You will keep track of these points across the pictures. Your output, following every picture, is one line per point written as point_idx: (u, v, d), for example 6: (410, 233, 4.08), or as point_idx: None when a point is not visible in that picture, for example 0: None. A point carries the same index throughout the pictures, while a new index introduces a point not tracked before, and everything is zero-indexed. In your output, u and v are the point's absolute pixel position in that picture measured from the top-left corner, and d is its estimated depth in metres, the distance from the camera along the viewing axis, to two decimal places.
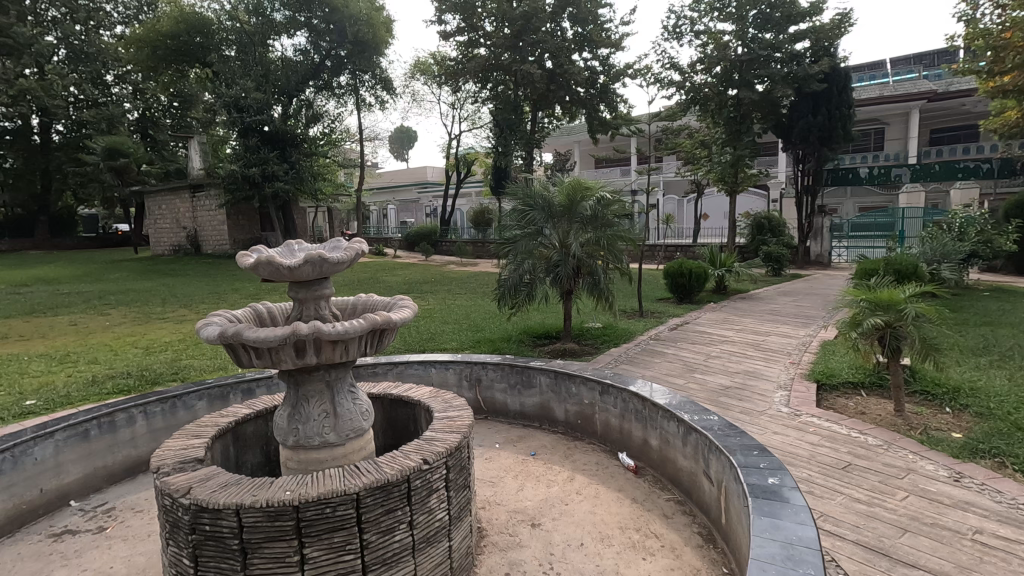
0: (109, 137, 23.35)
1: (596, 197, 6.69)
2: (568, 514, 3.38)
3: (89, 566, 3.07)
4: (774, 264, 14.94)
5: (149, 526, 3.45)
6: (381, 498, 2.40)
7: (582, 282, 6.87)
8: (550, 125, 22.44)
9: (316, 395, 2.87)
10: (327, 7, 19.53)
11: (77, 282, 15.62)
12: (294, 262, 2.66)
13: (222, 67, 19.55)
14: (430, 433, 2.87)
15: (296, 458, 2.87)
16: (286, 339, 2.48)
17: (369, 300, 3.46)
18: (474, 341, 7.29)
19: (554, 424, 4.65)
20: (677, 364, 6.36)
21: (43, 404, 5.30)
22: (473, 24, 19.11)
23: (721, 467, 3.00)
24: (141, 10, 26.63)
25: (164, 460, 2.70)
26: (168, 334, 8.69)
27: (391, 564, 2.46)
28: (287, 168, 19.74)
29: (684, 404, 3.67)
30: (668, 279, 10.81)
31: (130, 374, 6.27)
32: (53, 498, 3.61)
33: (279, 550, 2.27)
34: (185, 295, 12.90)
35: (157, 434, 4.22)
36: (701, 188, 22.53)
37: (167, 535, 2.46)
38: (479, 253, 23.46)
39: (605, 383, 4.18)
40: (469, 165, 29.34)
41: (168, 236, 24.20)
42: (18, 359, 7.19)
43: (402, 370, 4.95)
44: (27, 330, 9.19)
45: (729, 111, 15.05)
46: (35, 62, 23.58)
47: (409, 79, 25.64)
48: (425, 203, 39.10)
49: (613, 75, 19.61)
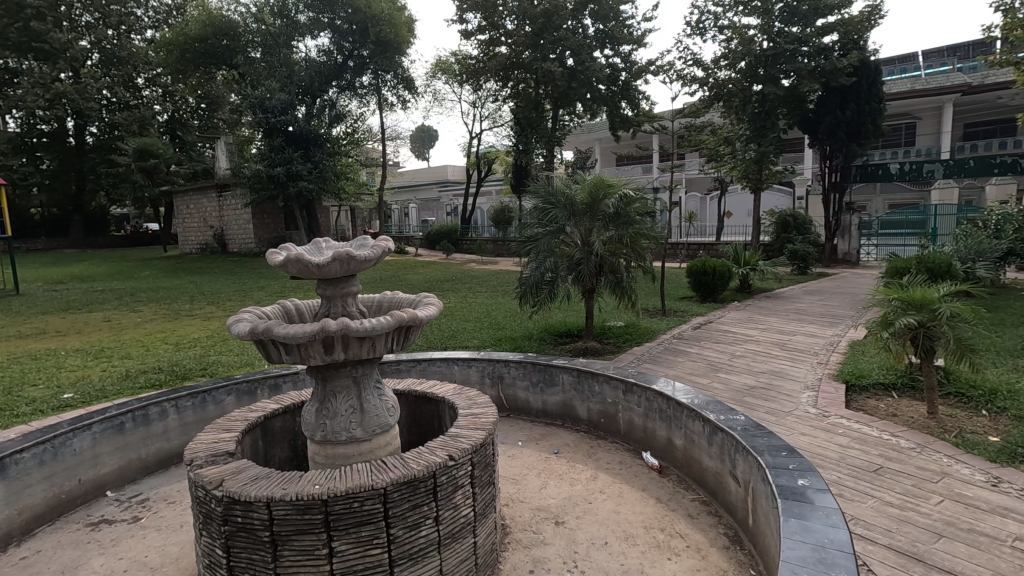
0: (140, 139, 23.96)
1: (618, 195, 6.66)
2: (591, 513, 3.36)
3: (125, 554, 3.16)
4: (800, 262, 14.66)
5: (183, 517, 3.54)
6: (408, 493, 2.42)
7: (604, 280, 6.83)
8: (571, 123, 22.38)
9: (344, 391, 2.91)
10: (350, 7, 19.74)
11: (109, 280, 16.07)
12: (323, 259, 2.70)
13: (248, 69, 19.91)
14: (455, 430, 2.89)
15: (323, 452, 2.92)
16: (315, 335, 2.52)
17: (393, 298, 3.50)
18: (495, 339, 7.31)
19: (577, 423, 4.64)
20: (701, 363, 6.29)
21: (80, 397, 5.47)
22: (495, 23, 19.13)
23: (748, 467, 2.96)
24: (171, 14, 27.45)
25: (196, 453, 2.76)
26: (197, 331, 8.91)
27: (416, 559, 2.48)
28: (311, 167, 20.05)
29: (710, 403, 3.63)
30: (691, 277, 10.67)
31: (161, 369, 6.45)
32: (89, 488, 3.72)
33: (309, 543, 2.30)
34: (213, 292, 13.20)
35: (188, 427, 4.33)
36: (724, 185, 22.21)
37: (201, 526, 2.52)
38: (500, 251, 23.49)
39: (628, 382, 4.16)
40: (489, 163, 29.40)
41: (196, 235, 24.75)
42: (56, 354, 7.45)
43: (426, 367, 5.01)
44: (64, 326, 9.51)
45: (753, 107, 14.74)
46: (70, 67, 24.34)
47: (430, 79, 25.77)
48: (446, 202, 39.35)
49: (635, 72, 19.45)
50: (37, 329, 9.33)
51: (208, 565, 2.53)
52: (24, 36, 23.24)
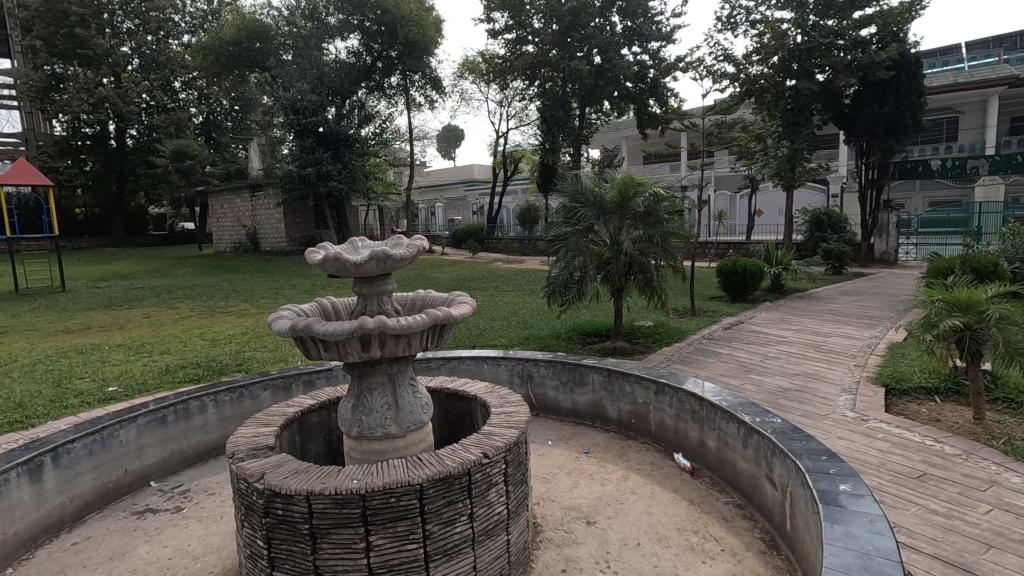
0: (177, 141, 24.67)
1: (648, 193, 6.58)
2: (623, 514, 3.34)
3: (169, 543, 3.27)
4: (835, 262, 14.28)
5: (222, 508, 3.65)
6: (443, 490, 2.45)
7: (633, 279, 6.79)
8: (598, 121, 22.17)
9: (379, 388, 2.96)
10: (379, 8, 19.93)
11: (148, 278, 16.58)
12: (360, 258, 2.74)
13: (280, 71, 20.28)
14: (488, 427, 2.91)
15: (358, 448, 2.97)
16: (354, 333, 2.56)
17: (427, 296, 3.54)
18: (523, 337, 7.32)
19: (607, 423, 4.62)
20: (733, 364, 6.19)
21: (124, 390, 5.68)
22: (521, 22, 19.16)
23: (786, 471, 2.90)
24: (207, 19, 28.30)
25: (238, 446, 2.84)
26: (232, 327, 9.14)
27: (451, 555, 2.51)
28: (341, 167, 20.43)
29: (745, 405, 3.57)
30: (721, 276, 10.48)
31: (199, 364, 6.64)
32: (135, 478, 3.86)
33: (347, 536, 2.35)
34: (247, 289, 13.54)
35: (226, 421, 4.45)
36: (755, 183, 21.79)
37: (243, 517, 2.58)
38: (526, 250, 23.53)
39: (660, 383, 4.11)
40: (516, 162, 29.41)
41: (229, 234, 25.36)
42: (100, 348, 7.73)
43: (455, 365, 5.05)
44: (107, 322, 9.88)
45: (786, 102, 14.42)
46: (112, 72, 25.29)
47: (458, 79, 25.91)
48: (472, 201, 39.62)
49: (665, 69, 19.21)
50: (83, 324, 9.71)
51: (249, 554, 2.60)
52: (69, 43, 24.24)
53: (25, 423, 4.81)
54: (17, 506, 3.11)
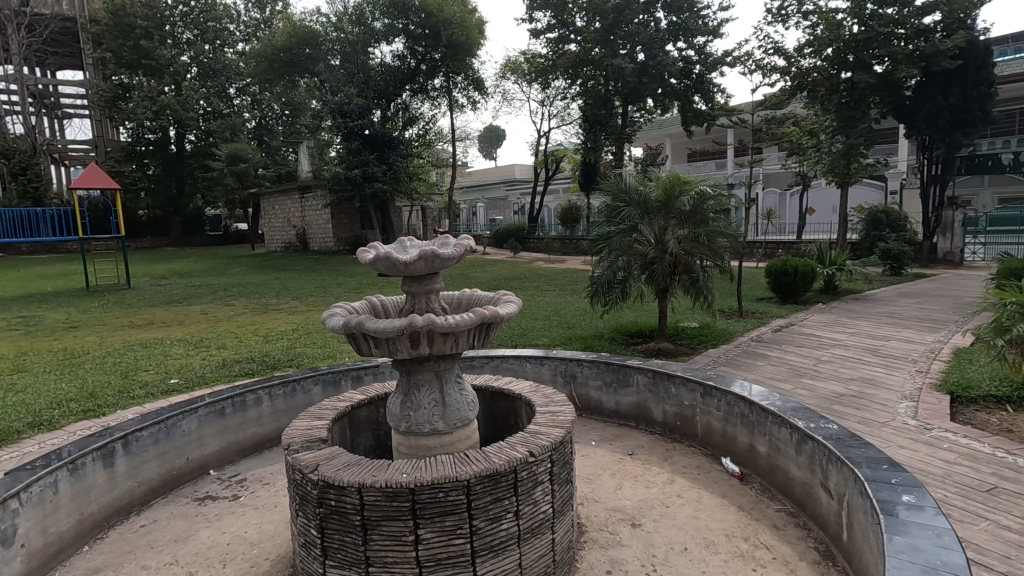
0: (232, 145, 25.80)
1: (695, 192, 6.44)
2: (669, 517, 3.30)
3: (228, 528, 3.44)
4: (893, 262, 13.62)
5: (276, 497, 3.80)
6: (489, 486, 2.47)
7: (678, 280, 6.67)
8: (641, 119, 21.91)
9: (427, 384, 3.01)
10: (423, 11, 20.20)
11: (203, 276, 17.34)
12: (409, 258, 2.80)
13: (327, 75, 20.90)
14: (534, 426, 2.91)
15: (407, 443, 3.04)
16: (403, 330, 2.62)
17: (473, 295, 3.58)
18: (565, 337, 7.31)
19: (651, 425, 4.56)
20: (783, 368, 5.98)
21: (184, 382, 5.99)
22: (564, 21, 19.12)
23: (843, 479, 2.79)
24: (259, 28, 29.60)
25: (292, 439, 2.95)
26: (283, 324, 9.50)
27: (497, 551, 2.54)
28: (386, 169, 20.92)
29: (798, 409, 3.45)
30: (771, 277, 10.17)
31: (253, 359, 6.93)
32: (196, 466, 4.07)
33: (396, 529, 2.41)
34: (296, 287, 14.05)
35: (281, 414, 4.64)
36: (807, 180, 21.02)
37: (298, 507, 2.68)
38: (568, 250, 23.45)
39: (706, 385, 4.03)
40: (557, 161, 29.34)
41: (280, 234, 26.29)
42: (162, 343, 8.16)
43: (499, 364, 5.09)
44: (169, 317, 10.46)
45: (840, 96, 13.86)
46: (173, 81, 26.67)
47: (500, 79, 26.05)
48: (513, 201, 39.90)
49: (711, 65, 18.79)
50: (147, 320, 10.28)
51: (303, 543, 2.69)
52: (134, 54, 25.75)
53: (97, 412, 5.14)
54: (92, 489, 3.33)
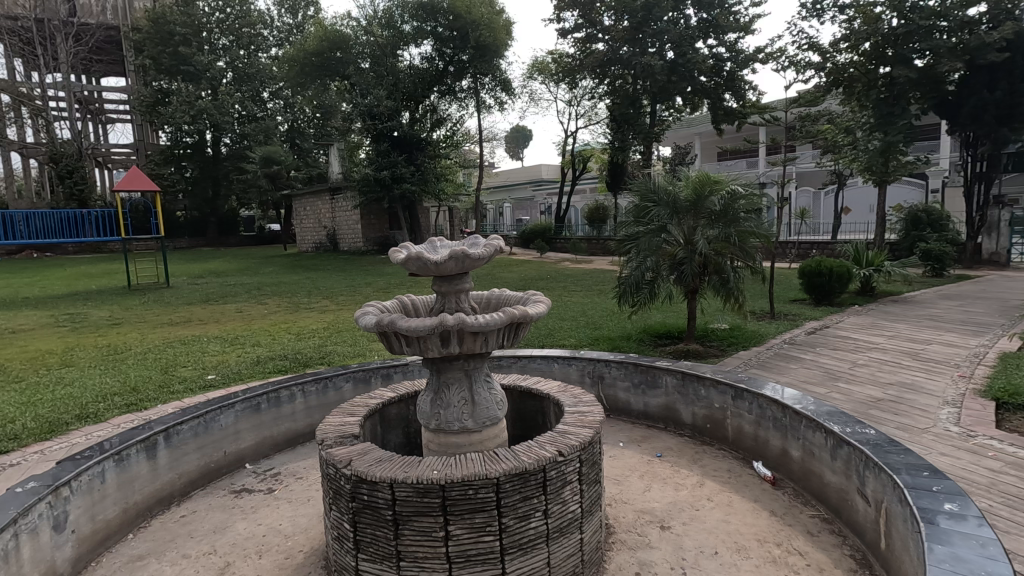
0: (266, 148, 26.49)
1: (725, 192, 6.34)
2: (699, 520, 3.26)
3: (263, 521, 3.54)
4: (934, 264, 13.14)
5: (309, 491, 3.89)
6: (518, 485, 2.49)
7: (708, 280, 6.57)
8: (670, 117, 21.68)
9: (456, 382, 3.05)
10: (451, 13, 20.33)
11: (238, 275, 17.83)
12: (440, 258, 2.84)
13: (357, 78, 21.24)
14: (562, 426, 2.92)
15: (436, 441, 3.08)
16: (434, 329, 2.66)
17: (502, 295, 3.60)
18: (593, 338, 7.29)
19: (680, 427, 4.50)
20: (817, 371, 5.85)
21: (221, 378, 6.19)
22: (592, 20, 19.00)
23: (881, 486, 2.72)
24: (291, 32, 30.27)
25: (327, 434, 3.03)
26: (314, 322, 9.71)
27: (526, 549, 2.55)
28: (413, 170, 21.21)
29: (833, 413, 3.37)
30: (804, 278, 9.93)
31: (286, 357, 7.10)
32: (232, 460, 4.20)
33: (427, 524, 2.44)
34: (327, 287, 14.32)
35: (314, 409, 4.75)
36: (842, 179, 20.47)
37: (331, 501, 2.74)
38: (595, 250, 23.33)
39: (738, 388, 3.96)
40: (584, 161, 29.20)
41: (311, 234, 26.85)
42: (199, 340, 8.44)
43: (526, 364, 5.10)
44: (206, 315, 10.78)
45: (879, 92, 13.37)
46: (210, 86, 27.51)
47: (527, 80, 26.09)
48: (540, 201, 39.88)
49: (742, 62, 18.44)
50: (185, 317, 10.63)
51: (336, 536, 2.75)
52: (173, 60, 26.65)
53: (138, 406, 5.34)
54: (136, 479, 3.47)
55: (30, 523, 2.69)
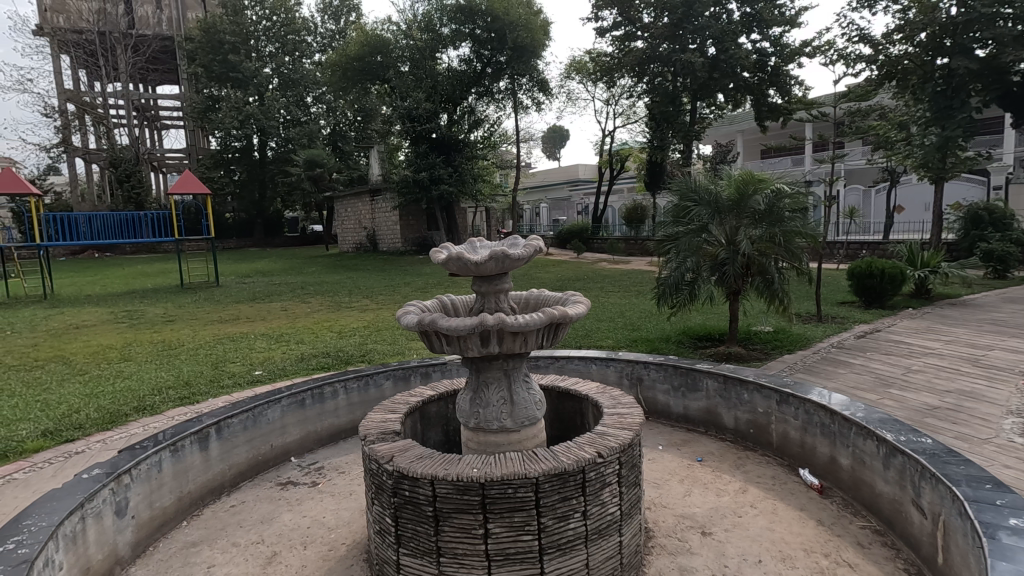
0: (310, 151, 27.31)
1: (770, 190, 6.16)
2: (742, 527, 3.18)
3: (308, 513, 3.65)
4: (996, 265, 12.42)
5: (351, 486, 3.98)
6: (558, 485, 2.49)
7: (751, 281, 6.40)
8: (711, 115, 21.20)
9: (495, 382, 3.07)
10: (489, 15, 20.44)
11: (283, 275, 18.40)
12: (480, 258, 2.87)
13: (397, 82, 21.62)
14: (601, 428, 2.90)
15: (475, 439, 3.10)
16: (475, 328, 2.69)
17: (541, 295, 3.61)
18: (631, 339, 7.21)
19: (722, 431, 4.40)
20: (868, 376, 5.62)
21: (268, 374, 6.41)
22: (631, 17, 18.75)
23: (938, 498, 2.59)
24: (334, 38, 31.07)
25: (369, 430, 3.09)
26: (356, 321, 9.95)
27: (565, 550, 2.55)
28: (451, 171, 21.48)
29: (885, 420, 3.24)
30: (853, 280, 9.56)
31: (329, 354, 7.31)
32: (279, 453, 4.34)
33: (467, 522, 2.48)
34: (367, 286, 14.62)
35: (355, 406, 4.87)
36: (894, 176, 19.63)
37: (373, 495, 2.80)
38: (632, 250, 23.06)
39: (783, 392, 3.85)
40: (623, 160, 28.90)
41: (352, 235, 27.49)
42: (247, 337, 8.77)
43: (564, 365, 5.09)
44: (253, 313, 11.19)
45: (936, 84, 12.65)
46: (257, 91, 28.54)
47: (565, 80, 26.01)
48: (577, 201, 39.68)
49: (787, 56, 17.87)
50: (234, 315, 11.07)
51: (378, 531, 2.80)
52: (223, 67, 27.75)
53: (191, 400, 5.59)
54: (190, 469, 3.63)
55: (95, 507, 2.85)
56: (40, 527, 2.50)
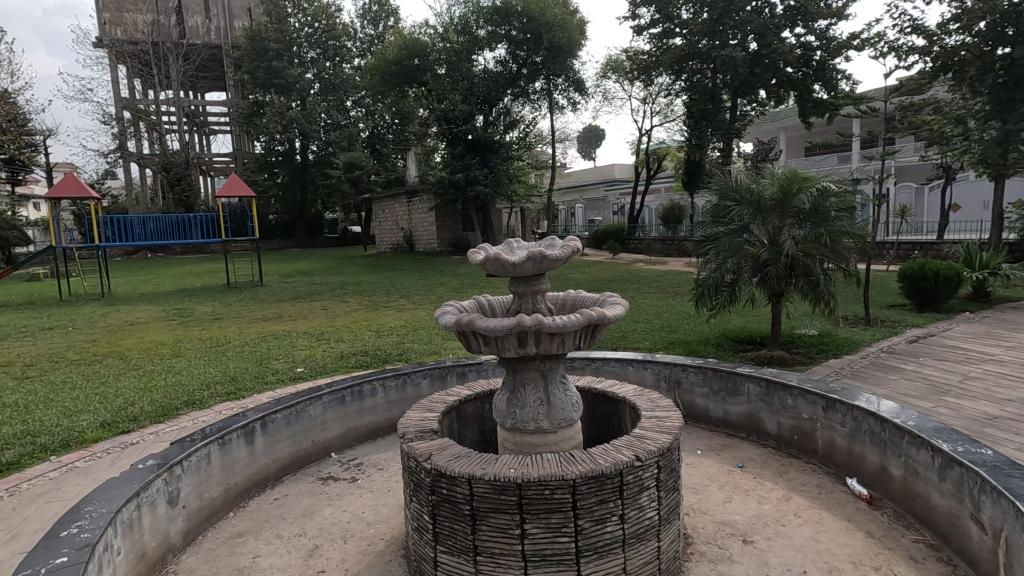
0: (349, 154, 27.99)
1: (816, 189, 5.95)
2: (785, 537, 3.09)
3: (347, 508, 3.74)
4: None
5: (389, 483, 4.05)
6: (595, 487, 2.48)
7: (795, 283, 6.19)
8: (752, 112, 20.71)
9: (532, 383, 3.07)
10: (525, 16, 20.47)
11: (323, 275, 18.87)
12: (517, 258, 2.88)
13: (435, 84, 21.93)
14: (639, 431, 2.87)
15: (512, 440, 3.11)
16: (512, 329, 2.70)
17: (578, 296, 3.59)
18: (668, 342, 7.09)
19: (764, 438, 4.29)
20: (921, 383, 5.36)
21: (309, 371, 6.60)
22: (669, 14, 18.48)
23: (1000, 512, 2.46)
24: (373, 42, 31.69)
25: (407, 428, 3.14)
26: (393, 320, 10.12)
27: (602, 553, 2.53)
28: (487, 172, 21.64)
29: (940, 429, 3.08)
30: (905, 282, 9.14)
31: (367, 352, 7.46)
32: (320, 448, 4.46)
33: (504, 521, 2.49)
34: (404, 287, 14.83)
35: (393, 404, 4.95)
36: (950, 173, 18.72)
37: (411, 493, 2.84)
38: (669, 251, 22.68)
39: (829, 398, 3.71)
40: (660, 159, 28.48)
41: (390, 236, 27.96)
42: (290, 335, 9.04)
43: (600, 366, 5.05)
44: (295, 312, 11.52)
45: (996, 75, 11.81)
46: (300, 96, 29.39)
47: (601, 79, 25.81)
48: (613, 201, 39.30)
49: (834, 50, 17.25)
50: (278, 313, 11.44)
51: (416, 527, 2.84)
52: (267, 74, 28.70)
53: (236, 395, 5.79)
54: (237, 462, 3.77)
55: (149, 496, 2.99)
56: (99, 513, 2.64)
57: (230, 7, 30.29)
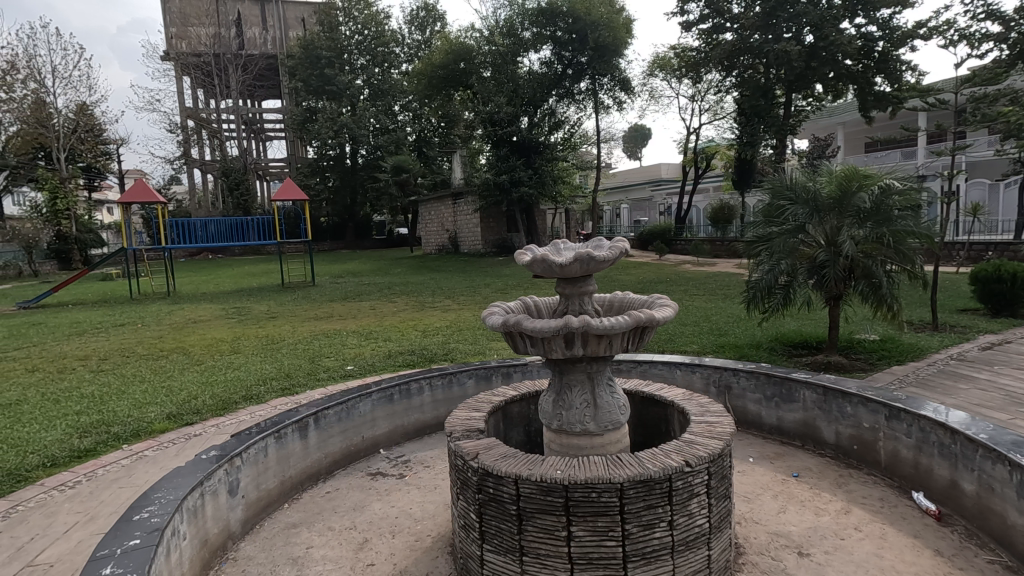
0: (397, 157, 28.65)
1: (877, 186, 5.65)
2: (845, 551, 2.95)
3: (396, 503, 3.82)
4: None
5: (435, 481, 4.12)
6: (643, 492, 2.44)
7: (854, 285, 5.90)
8: (808, 106, 19.96)
9: (579, 384, 3.06)
10: (570, 16, 20.34)
11: (371, 275, 19.36)
12: (565, 260, 2.87)
13: (480, 87, 22.14)
14: (689, 436, 2.81)
15: (558, 441, 3.10)
16: (560, 330, 2.69)
17: (626, 297, 3.55)
18: (718, 345, 6.90)
19: (821, 446, 4.11)
20: (996, 393, 5.02)
21: (358, 369, 6.79)
22: (719, 9, 17.99)
23: None
24: (420, 47, 32.31)
25: (454, 427, 3.18)
26: (439, 320, 10.28)
27: (650, 559, 2.49)
28: (531, 173, 21.70)
29: (1020, 443, 2.87)
30: (978, 285, 8.56)
31: (414, 352, 7.61)
32: (369, 444, 4.58)
33: (550, 522, 2.49)
34: (449, 287, 15.01)
35: (439, 403, 5.03)
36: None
37: (459, 491, 2.88)
38: (718, 251, 22.10)
39: (892, 407, 3.53)
40: (708, 158, 27.76)
41: (435, 237, 28.41)
42: (340, 333, 9.34)
43: (647, 369, 4.98)
44: (344, 311, 11.87)
45: None
46: (350, 102, 30.29)
47: (648, 77, 25.40)
48: (660, 201, 38.55)
49: (897, 40, 16.39)
50: (328, 312, 11.81)
51: (463, 525, 2.87)
52: (320, 81, 29.71)
53: (290, 391, 6.02)
54: (291, 455, 3.92)
55: (212, 485, 3.15)
56: (168, 500, 2.80)
57: (285, 18, 31.59)
